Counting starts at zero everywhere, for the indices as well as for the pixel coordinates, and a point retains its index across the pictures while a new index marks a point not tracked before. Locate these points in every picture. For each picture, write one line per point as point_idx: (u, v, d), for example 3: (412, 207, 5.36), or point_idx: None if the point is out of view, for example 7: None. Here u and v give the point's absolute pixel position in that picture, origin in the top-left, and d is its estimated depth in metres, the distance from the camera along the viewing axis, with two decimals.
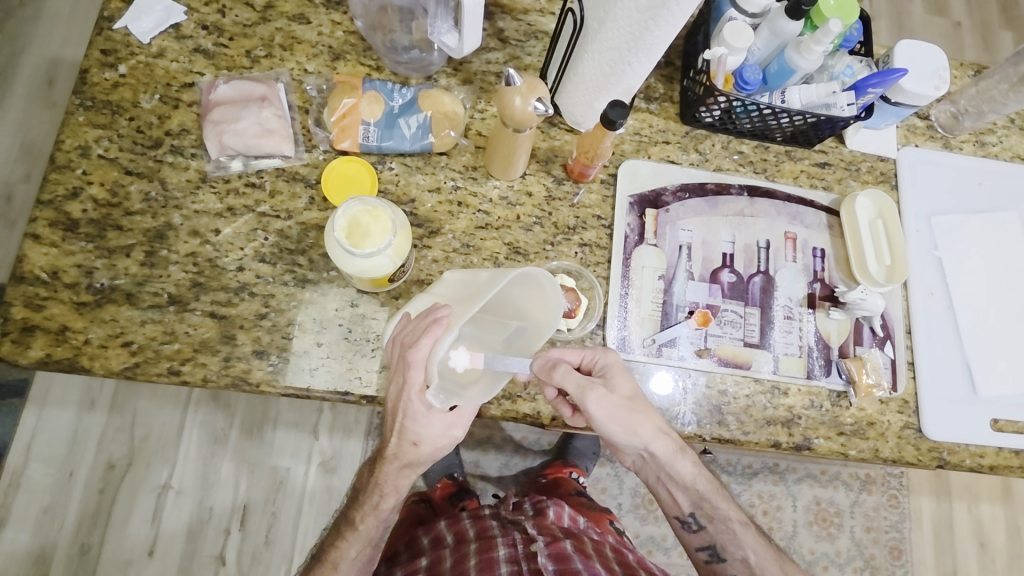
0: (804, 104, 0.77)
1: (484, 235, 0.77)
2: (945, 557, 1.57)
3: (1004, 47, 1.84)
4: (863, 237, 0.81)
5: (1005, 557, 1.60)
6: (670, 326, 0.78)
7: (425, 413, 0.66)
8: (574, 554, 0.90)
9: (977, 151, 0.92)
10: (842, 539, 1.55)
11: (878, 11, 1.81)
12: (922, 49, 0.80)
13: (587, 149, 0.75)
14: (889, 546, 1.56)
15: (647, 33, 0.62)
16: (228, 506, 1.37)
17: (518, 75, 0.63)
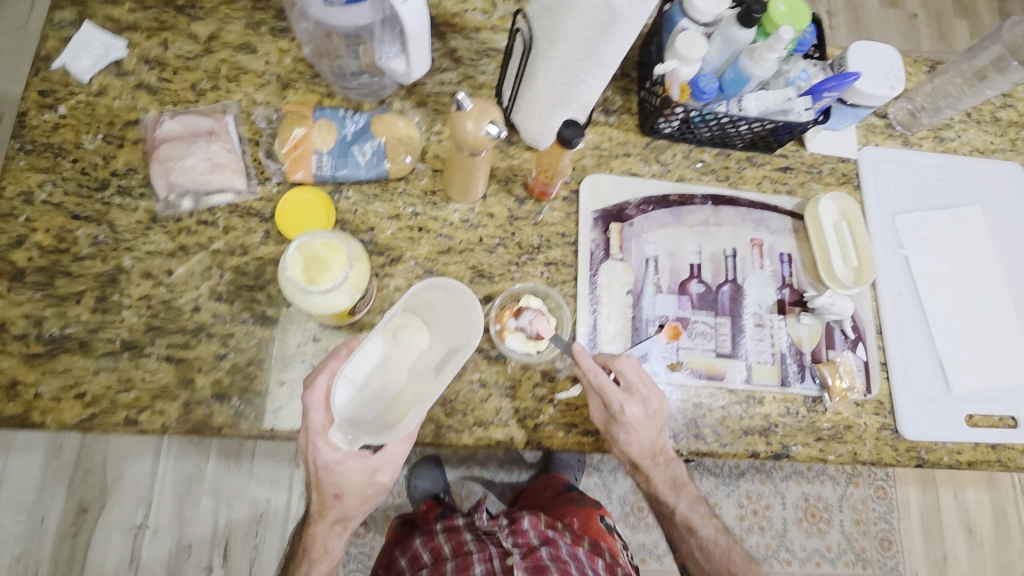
0: (761, 111, 0.76)
1: (446, 260, 0.76)
2: (935, 546, 1.58)
3: (960, 36, 1.88)
4: (825, 241, 0.81)
5: (993, 539, 1.61)
6: (639, 343, 0.76)
7: (339, 462, 0.66)
8: (552, 565, 0.89)
9: (936, 146, 0.93)
10: (832, 534, 1.55)
11: (835, 9, 1.84)
12: (875, 50, 0.80)
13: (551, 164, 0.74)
14: (879, 538, 1.57)
15: (597, 50, 0.61)
16: (208, 543, 1.33)
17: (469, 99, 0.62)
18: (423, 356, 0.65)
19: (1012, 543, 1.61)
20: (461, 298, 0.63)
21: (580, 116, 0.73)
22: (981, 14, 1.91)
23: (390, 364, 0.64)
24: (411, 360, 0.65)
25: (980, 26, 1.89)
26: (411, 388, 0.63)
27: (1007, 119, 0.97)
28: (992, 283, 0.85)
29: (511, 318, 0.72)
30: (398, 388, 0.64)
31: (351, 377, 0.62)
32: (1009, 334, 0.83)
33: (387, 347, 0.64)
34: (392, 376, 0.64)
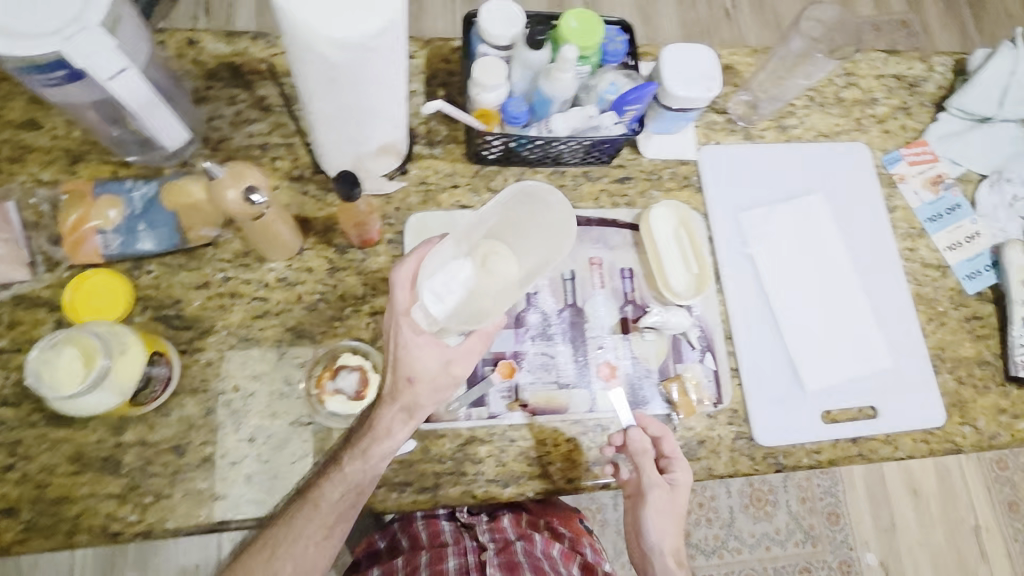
0: (572, 130, 0.73)
1: (262, 324, 0.72)
2: (882, 513, 1.57)
3: None
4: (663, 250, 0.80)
5: (940, 498, 1.60)
6: (475, 386, 0.74)
7: (413, 338, 0.61)
8: (525, 563, 0.81)
9: (779, 136, 0.91)
10: (779, 515, 1.55)
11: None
12: (689, 52, 0.78)
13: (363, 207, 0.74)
14: (825, 512, 1.56)
15: (355, 101, 0.59)
16: None
17: (221, 167, 0.63)
18: (510, 276, 0.60)
19: (960, 498, 1.59)
20: (553, 207, 0.65)
21: (393, 145, 0.71)
22: None
23: (475, 295, 0.58)
24: (501, 284, 0.59)
25: None
26: (499, 297, 0.60)
27: (850, 99, 0.96)
28: (838, 273, 0.85)
29: (328, 381, 0.68)
30: (488, 306, 0.60)
31: (431, 289, 0.56)
32: (857, 323, 0.83)
33: (477, 273, 0.57)
34: (482, 297, 0.59)
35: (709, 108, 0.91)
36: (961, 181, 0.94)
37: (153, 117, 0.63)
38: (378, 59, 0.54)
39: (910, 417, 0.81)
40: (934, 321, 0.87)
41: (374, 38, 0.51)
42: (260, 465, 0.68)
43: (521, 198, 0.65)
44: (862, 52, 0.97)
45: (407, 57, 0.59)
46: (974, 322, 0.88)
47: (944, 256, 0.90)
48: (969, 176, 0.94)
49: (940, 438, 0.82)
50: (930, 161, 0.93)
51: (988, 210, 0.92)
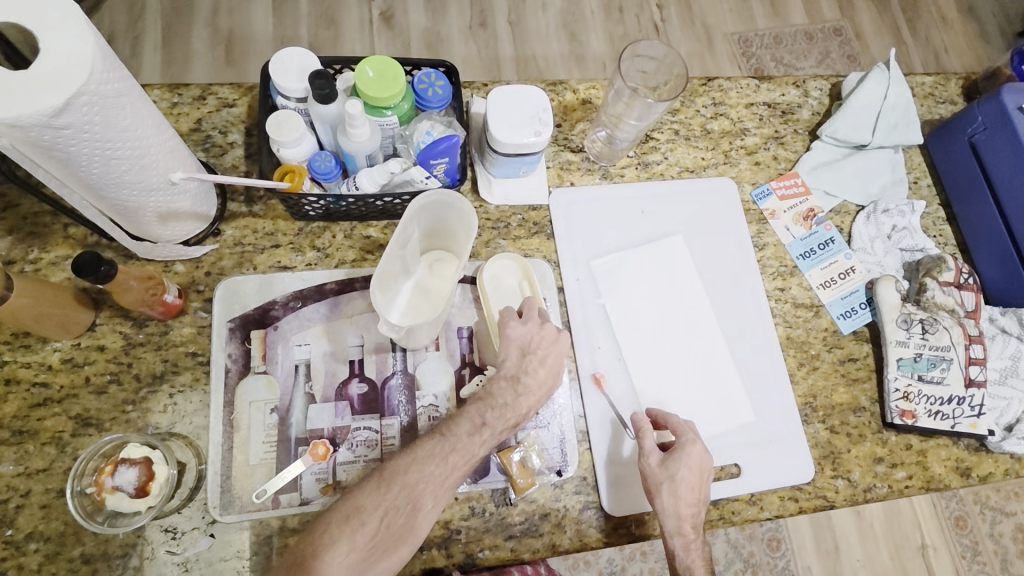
0: (380, 187, 0.69)
1: (41, 413, 0.65)
2: (825, 536, 1.39)
3: (795, 10, 1.88)
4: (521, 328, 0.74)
5: (884, 518, 1.42)
6: (283, 469, 0.66)
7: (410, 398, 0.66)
8: None
9: (640, 174, 0.86)
10: (717, 545, 1.36)
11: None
12: (515, 95, 0.73)
13: (147, 279, 0.65)
14: (766, 538, 1.38)
15: (86, 176, 0.53)
16: None
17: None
18: (446, 268, 0.71)
19: (903, 512, 1.42)
20: (433, 201, 0.65)
21: (178, 210, 0.65)
22: None
23: (430, 289, 0.70)
24: (449, 276, 0.70)
25: None
26: (441, 286, 0.70)
27: (718, 130, 0.91)
28: (698, 321, 0.80)
29: (107, 478, 0.61)
30: (439, 292, 0.69)
31: (396, 305, 0.68)
32: (718, 375, 0.78)
33: (423, 275, 0.71)
34: (438, 287, 0.69)
35: (564, 147, 0.86)
36: (835, 213, 0.89)
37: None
38: (79, 133, 0.48)
39: (778, 474, 0.75)
40: (805, 366, 0.81)
41: (56, 116, 0.45)
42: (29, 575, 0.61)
43: (421, 215, 0.66)
44: (729, 80, 0.93)
45: (139, 125, 0.53)
46: (848, 365, 0.82)
47: (817, 294, 0.85)
48: (845, 207, 0.90)
49: (811, 495, 0.76)
50: (801, 194, 0.89)
51: (865, 243, 0.87)
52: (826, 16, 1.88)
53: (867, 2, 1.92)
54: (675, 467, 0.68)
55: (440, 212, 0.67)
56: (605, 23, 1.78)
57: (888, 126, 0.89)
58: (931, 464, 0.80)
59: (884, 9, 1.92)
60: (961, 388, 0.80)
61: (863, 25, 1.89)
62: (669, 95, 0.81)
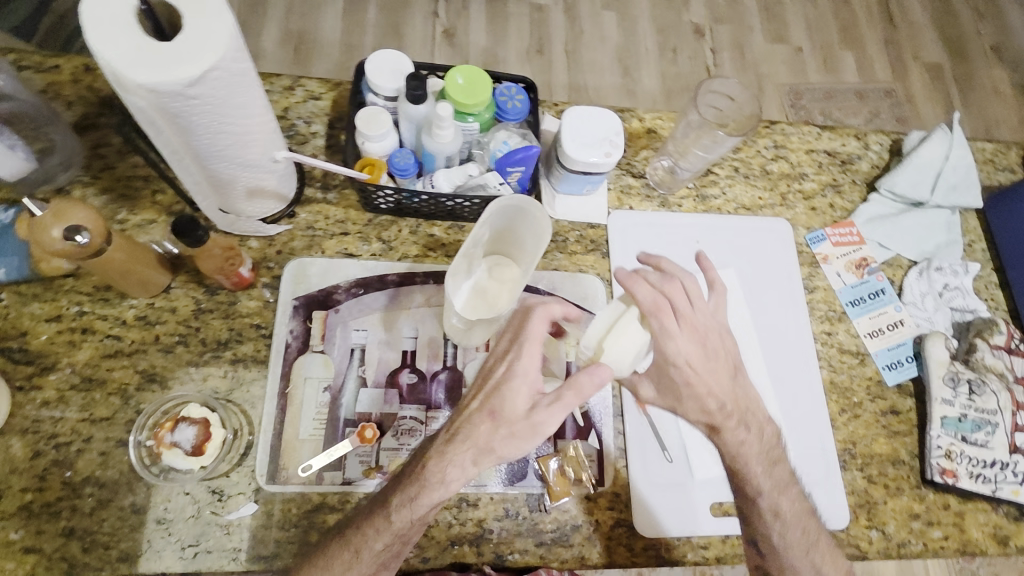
0: (454, 188, 0.72)
1: (111, 364, 0.68)
2: None
3: (848, 68, 1.91)
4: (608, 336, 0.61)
5: None
6: (330, 447, 0.68)
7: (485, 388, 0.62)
8: None
9: (697, 205, 0.88)
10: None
11: (720, 46, 1.87)
12: (592, 115, 0.76)
13: (229, 249, 0.67)
14: None
15: (196, 146, 0.57)
16: None
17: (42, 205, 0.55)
18: (507, 274, 0.71)
19: None
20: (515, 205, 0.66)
21: (264, 189, 0.68)
22: (867, 45, 1.95)
23: (488, 291, 0.70)
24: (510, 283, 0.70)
25: (866, 57, 1.93)
26: (501, 291, 0.69)
27: (777, 173, 0.93)
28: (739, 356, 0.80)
29: (165, 433, 0.64)
30: (498, 296, 0.69)
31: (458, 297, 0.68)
32: None
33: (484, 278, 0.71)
34: (498, 292, 0.69)
35: (626, 172, 0.88)
36: (887, 266, 0.90)
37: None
38: (202, 105, 0.52)
39: None
40: (846, 413, 0.81)
41: (189, 86, 0.49)
42: (81, 517, 0.63)
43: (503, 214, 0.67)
44: (792, 126, 0.95)
45: (251, 104, 0.56)
46: (890, 417, 0.82)
47: (863, 342, 0.85)
48: (898, 260, 0.90)
49: (843, 542, 0.76)
50: (856, 243, 0.90)
51: (915, 298, 0.87)
52: (879, 77, 1.91)
53: (921, 69, 1.95)
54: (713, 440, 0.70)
55: (514, 217, 0.67)
56: (659, 62, 1.83)
57: (948, 186, 0.90)
58: (968, 528, 0.79)
59: (937, 77, 1.94)
60: (1005, 454, 0.79)
61: (915, 90, 1.91)
62: (742, 130, 0.87)
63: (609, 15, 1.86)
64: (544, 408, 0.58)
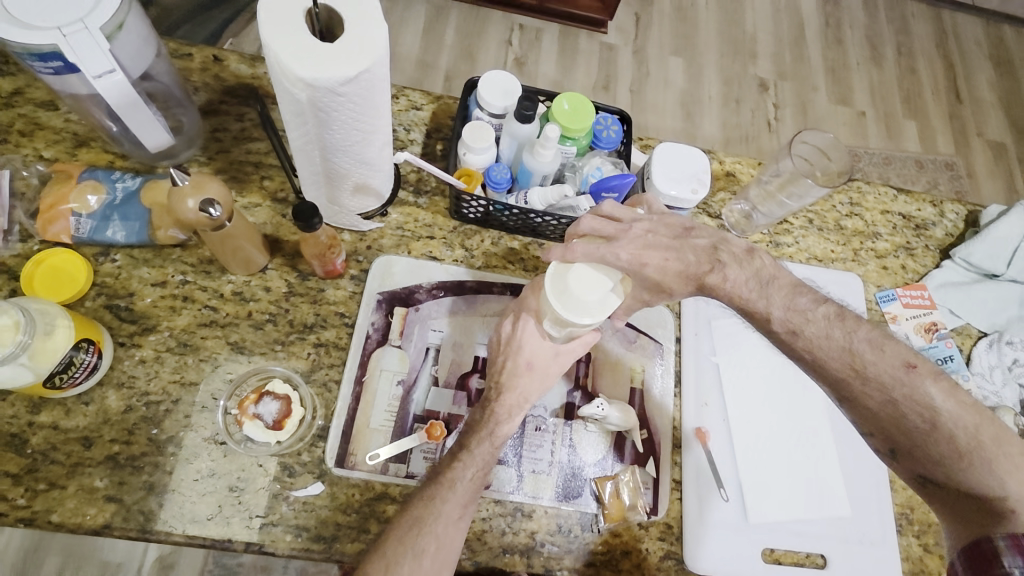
0: (546, 206, 0.76)
1: (205, 333, 0.72)
2: None
3: (909, 136, 1.91)
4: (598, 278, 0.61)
5: None
6: (398, 440, 0.71)
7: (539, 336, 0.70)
8: None
9: (770, 251, 0.90)
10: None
11: (782, 101, 1.90)
12: (682, 152, 0.79)
13: (332, 241, 0.72)
14: None
15: (327, 139, 0.61)
16: None
17: (185, 176, 0.60)
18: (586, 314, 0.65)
19: None
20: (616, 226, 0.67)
21: (370, 186, 0.72)
22: (931, 116, 1.95)
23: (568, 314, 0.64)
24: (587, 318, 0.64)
25: (928, 127, 1.93)
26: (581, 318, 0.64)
27: (851, 229, 0.94)
28: (811, 390, 0.82)
29: (250, 404, 0.68)
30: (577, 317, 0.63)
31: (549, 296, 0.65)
32: (823, 452, 0.79)
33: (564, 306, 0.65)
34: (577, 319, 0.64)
35: (703, 211, 0.90)
36: (957, 334, 0.89)
37: (134, 120, 0.63)
38: (346, 103, 0.56)
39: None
40: None
41: (342, 84, 0.53)
42: (163, 474, 0.66)
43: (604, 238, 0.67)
44: (868, 185, 0.97)
45: (382, 105, 0.61)
46: None
47: None
48: (968, 329, 0.90)
49: None
50: (927, 306, 0.89)
51: (983, 369, 0.87)
52: (940, 149, 1.91)
53: (984, 145, 1.94)
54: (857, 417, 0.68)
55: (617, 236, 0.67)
56: (721, 110, 1.86)
57: None
58: None
59: (999, 156, 1.93)
60: None
61: (976, 166, 1.90)
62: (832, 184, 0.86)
63: (676, 59, 1.90)
64: (566, 350, 0.70)
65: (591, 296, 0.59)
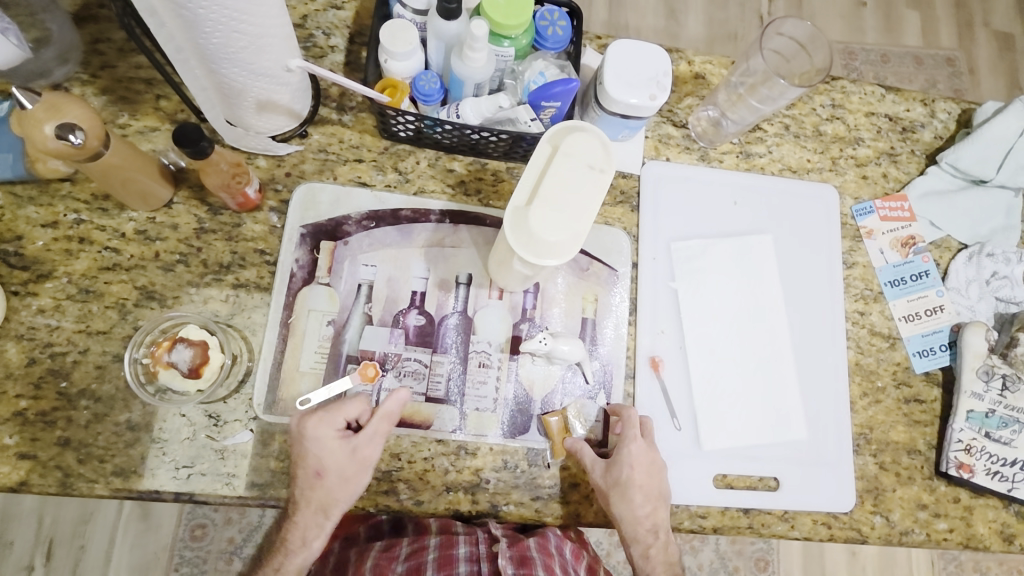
0: (482, 120, 0.67)
1: (109, 278, 0.65)
2: (814, 568, 1.31)
3: (910, 28, 1.74)
4: (551, 179, 0.53)
5: (878, 562, 1.34)
6: (331, 382, 0.66)
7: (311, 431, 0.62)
8: (538, 558, 0.67)
9: (739, 163, 0.81)
10: (702, 552, 1.28)
11: None
12: (638, 50, 0.68)
13: (236, 166, 0.64)
14: (754, 557, 1.30)
15: (204, 46, 0.52)
16: (30, 541, 1.13)
17: (35, 98, 0.52)
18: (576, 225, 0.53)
19: (897, 569, 1.34)
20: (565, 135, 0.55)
21: (276, 103, 0.63)
22: (935, 5, 1.77)
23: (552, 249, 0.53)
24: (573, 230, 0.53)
25: (931, 18, 1.76)
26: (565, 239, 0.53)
27: (831, 135, 0.85)
28: (774, 314, 0.77)
29: (163, 352, 0.62)
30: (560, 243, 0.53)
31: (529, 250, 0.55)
32: (782, 378, 0.76)
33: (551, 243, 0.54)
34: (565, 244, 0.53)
35: (666, 119, 0.81)
36: (935, 247, 0.83)
37: None
38: None
39: (817, 498, 0.73)
40: (868, 396, 0.78)
41: None
42: (78, 429, 0.62)
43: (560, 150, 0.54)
44: (853, 84, 0.86)
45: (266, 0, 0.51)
46: (913, 405, 0.78)
47: (897, 326, 0.80)
48: (947, 242, 0.84)
49: (845, 525, 0.74)
50: (905, 219, 0.83)
51: (959, 284, 0.81)
52: (941, 42, 1.75)
53: (989, 37, 1.78)
54: (618, 470, 0.66)
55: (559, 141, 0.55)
56: (706, 5, 1.68)
57: (1016, 166, 0.82)
58: (975, 523, 0.76)
59: (1005, 47, 1.78)
60: None
61: (979, 60, 1.76)
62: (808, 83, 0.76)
63: None
64: (363, 442, 0.62)
65: (550, 236, 0.52)
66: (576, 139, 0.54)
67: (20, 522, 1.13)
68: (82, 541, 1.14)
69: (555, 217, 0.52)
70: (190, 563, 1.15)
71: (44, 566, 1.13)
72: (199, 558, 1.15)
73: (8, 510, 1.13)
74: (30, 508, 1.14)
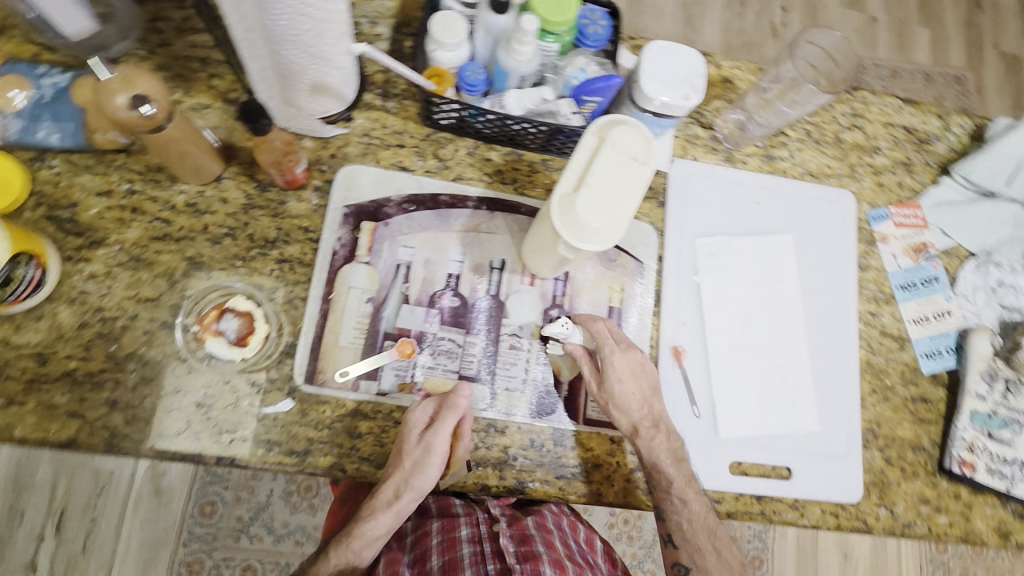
0: (524, 111, 0.69)
1: (159, 247, 0.68)
2: (807, 567, 1.34)
3: (921, 46, 1.78)
4: (596, 168, 0.55)
5: (869, 564, 1.37)
6: (369, 357, 0.69)
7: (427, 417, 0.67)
8: (536, 535, 0.75)
9: (763, 165, 0.85)
10: None
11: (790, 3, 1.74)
12: (674, 51, 0.71)
13: (288, 145, 0.66)
14: (749, 555, 1.32)
15: (271, 27, 0.55)
16: (43, 510, 1.14)
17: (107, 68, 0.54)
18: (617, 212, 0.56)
19: (889, 572, 1.37)
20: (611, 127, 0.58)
21: (329, 86, 0.65)
22: (946, 23, 1.82)
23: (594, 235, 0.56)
24: (614, 217, 0.55)
25: (942, 36, 1.80)
26: (607, 226, 0.56)
27: (850, 143, 0.88)
28: (789, 312, 0.81)
29: (212, 321, 0.66)
30: (601, 230, 0.56)
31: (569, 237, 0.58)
32: (796, 372, 0.79)
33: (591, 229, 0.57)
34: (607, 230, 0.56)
35: (694, 119, 0.84)
36: (945, 254, 0.87)
37: None
38: None
39: (827, 488, 0.76)
40: (876, 394, 0.81)
41: None
42: (126, 391, 0.64)
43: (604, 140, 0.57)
44: (872, 95, 0.90)
45: None
46: (919, 404, 0.82)
47: (906, 327, 0.84)
48: (957, 250, 0.87)
49: (852, 515, 0.77)
50: (918, 226, 0.87)
51: (967, 290, 0.85)
52: (951, 61, 1.79)
53: (997, 57, 1.82)
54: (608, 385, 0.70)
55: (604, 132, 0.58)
56: (724, 13, 1.70)
57: None
58: (974, 519, 0.79)
59: (1012, 69, 1.82)
60: None
61: (986, 80, 1.80)
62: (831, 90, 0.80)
63: None
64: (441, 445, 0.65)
65: (594, 222, 0.55)
66: (621, 131, 0.57)
67: (34, 491, 1.14)
68: (94, 514, 1.16)
69: (600, 205, 0.55)
70: (201, 539, 1.17)
71: (54, 536, 1.15)
72: (210, 535, 1.18)
73: (22, 479, 1.14)
74: (44, 478, 1.15)
